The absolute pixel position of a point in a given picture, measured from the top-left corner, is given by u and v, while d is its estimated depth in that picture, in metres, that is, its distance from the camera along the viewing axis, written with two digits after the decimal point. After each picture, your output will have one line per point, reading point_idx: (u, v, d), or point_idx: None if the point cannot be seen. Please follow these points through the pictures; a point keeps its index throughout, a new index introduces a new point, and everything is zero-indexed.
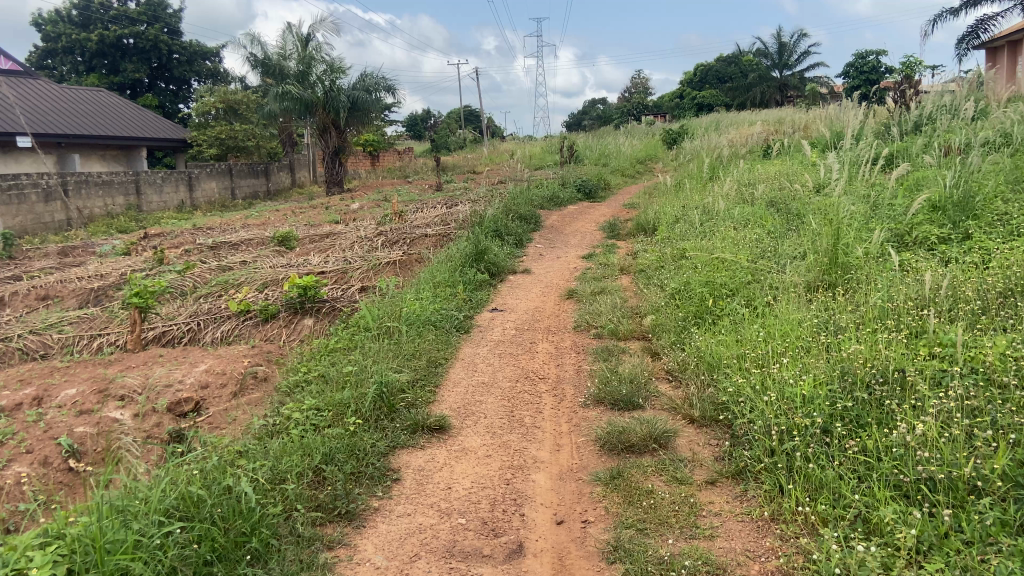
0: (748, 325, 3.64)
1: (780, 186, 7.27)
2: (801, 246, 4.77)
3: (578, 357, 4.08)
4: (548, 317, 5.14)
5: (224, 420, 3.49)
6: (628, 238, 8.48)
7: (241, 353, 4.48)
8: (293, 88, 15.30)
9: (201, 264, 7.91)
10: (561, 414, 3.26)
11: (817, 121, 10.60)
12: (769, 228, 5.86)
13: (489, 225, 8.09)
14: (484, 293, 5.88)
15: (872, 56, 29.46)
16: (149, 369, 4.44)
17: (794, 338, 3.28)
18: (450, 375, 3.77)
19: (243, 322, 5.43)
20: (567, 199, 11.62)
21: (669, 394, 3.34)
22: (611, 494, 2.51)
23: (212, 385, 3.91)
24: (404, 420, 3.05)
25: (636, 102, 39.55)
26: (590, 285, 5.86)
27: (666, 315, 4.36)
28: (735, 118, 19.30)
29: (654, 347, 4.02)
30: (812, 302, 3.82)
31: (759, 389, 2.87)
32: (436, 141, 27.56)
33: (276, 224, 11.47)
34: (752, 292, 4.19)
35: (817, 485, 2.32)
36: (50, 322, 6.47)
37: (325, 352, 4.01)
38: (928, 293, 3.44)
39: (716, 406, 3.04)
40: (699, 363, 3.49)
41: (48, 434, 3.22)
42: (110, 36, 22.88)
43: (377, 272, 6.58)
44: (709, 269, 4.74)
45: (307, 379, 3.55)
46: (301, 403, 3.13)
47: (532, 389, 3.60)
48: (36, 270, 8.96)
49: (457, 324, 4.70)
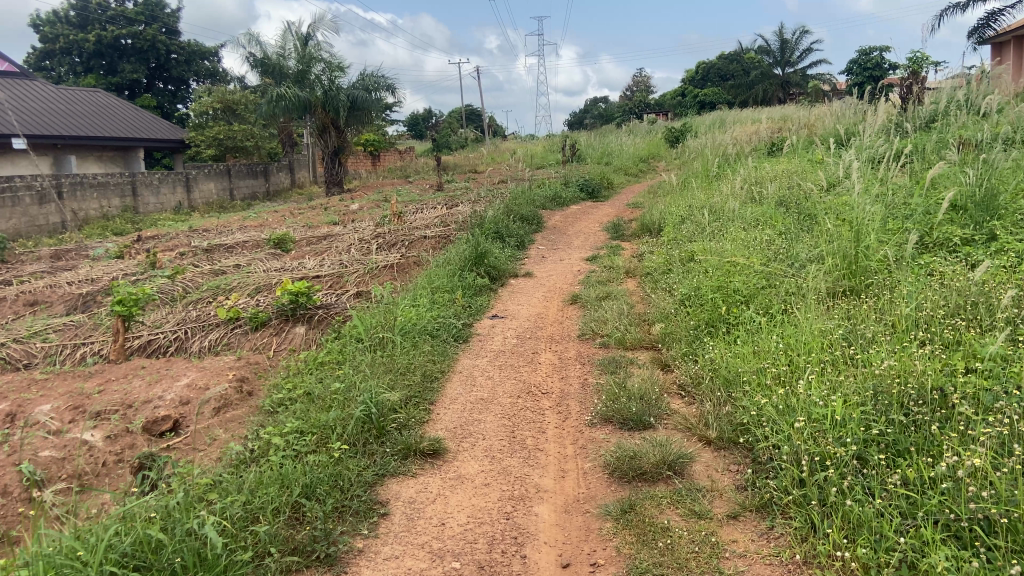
0: (765, 336, 3.39)
1: (789, 185, 7.02)
2: (817, 247, 4.50)
3: (584, 369, 3.83)
4: (551, 324, 4.89)
5: (203, 440, 3.25)
6: (633, 239, 8.23)
7: (227, 365, 4.23)
8: (289, 89, 15.04)
9: (193, 268, 7.68)
10: (565, 435, 3.01)
11: (825, 116, 10.34)
12: (782, 229, 5.60)
13: (490, 226, 7.85)
14: (484, 298, 5.63)
15: (876, 52, 29.08)
16: (129, 382, 4.20)
17: (818, 351, 3.02)
18: (446, 391, 3.52)
19: (232, 330, 5.18)
20: (570, 199, 11.36)
21: (683, 412, 3.08)
22: (622, 532, 2.25)
23: (193, 402, 3.67)
24: (395, 445, 2.79)
25: (638, 100, 39.28)
26: (594, 289, 5.62)
27: (677, 323, 4.10)
28: (740, 115, 19.03)
29: (664, 359, 3.77)
30: (833, 309, 3.56)
31: (782, 411, 2.62)
32: (438, 141, 27.36)
33: (273, 225, 11.24)
34: (768, 299, 3.93)
35: (855, 525, 2.07)
36: (35, 329, 6.22)
37: (314, 367, 3.76)
38: (958, 299, 3.18)
39: (735, 427, 2.80)
40: (714, 378, 3.23)
41: (12, 459, 2.99)
42: (107, 36, 22.64)
43: (374, 276, 6.32)
44: (720, 273, 4.48)
45: (292, 398, 3.31)
46: (284, 425, 2.89)
47: (534, 406, 3.35)
48: (27, 273, 8.74)
49: (455, 333, 4.45)
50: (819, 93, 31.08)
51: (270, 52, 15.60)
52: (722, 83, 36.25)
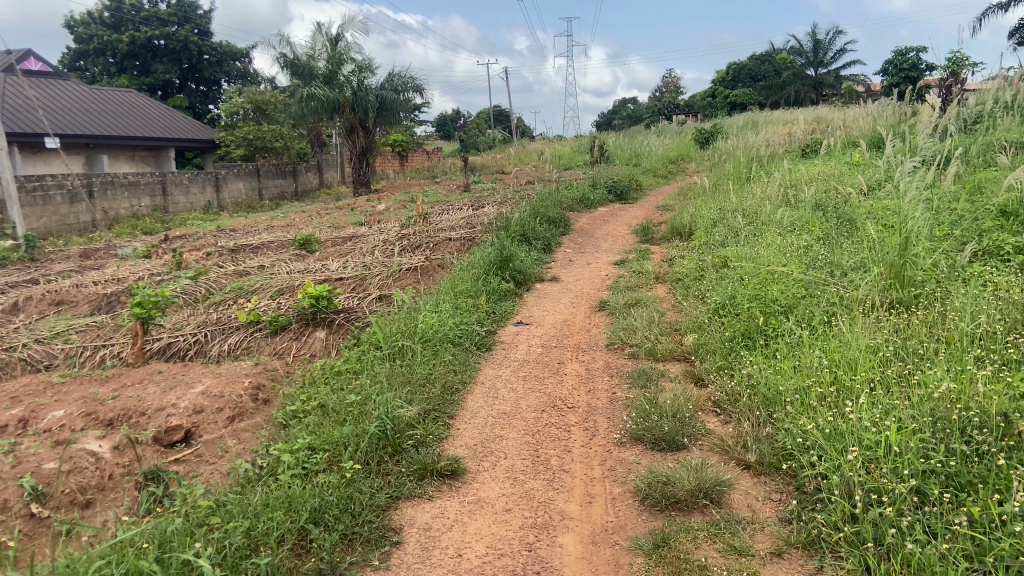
0: (806, 351, 3.17)
1: (827, 188, 6.77)
2: (861, 255, 4.26)
3: (612, 381, 3.64)
4: (578, 331, 4.71)
5: (214, 453, 3.15)
6: (662, 243, 8.01)
7: (244, 372, 4.12)
8: (318, 90, 15.01)
9: (217, 268, 7.60)
10: (592, 454, 2.83)
11: (862, 117, 10.03)
12: (820, 235, 5.37)
13: (516, 229, 7.69)
14: (509, 304, 5.45)
15: (914, 52, 28.34)
16: (144, 388, 4.09)
17: (866, 369, 2.81)
18: (467, 404, 3.35)
19: (251, 334, 5.06)
20: (598, 201, 11.16)
21: (719, 432, 2.88)
22: (654, 569, 2.07)
23: (207, 410, 3.57)
24: (411, 464, 2.63)
25: (669, 101, 38.89)
26: (623, 294, 5.42)
27: (711, 334, 3.89)
28: (772, 116, 18.69)
29: (698, 372, 3.56)
30: (880, 321, 3.33)
31: (831, 436, 2.41)
32: (466, 142, 27.39)
33: (299, 226, 11.18)
34: (809, 309, 3.70)
35: (916, 570, 1.86)
36: (57, 330, 6.17)
37: (330, 376, 3.62)
38: (1017, 315, 2.94)
39: (778, 450, 2.60)
40: (751, 396, 3.03)
41: (16, 472, 2.89)
42: (141, 36, 22.86)
43: (398, 279, 6.19)
44: (757, 280, 4.27)
45: (306, 409, 3.17)
46: (295, 439, 2.75)
47: (559, 422, 3.17)
48: (55, 273, 8.74)
49: (478, 341, 4.28)
50: (853, 94, 30.40)
51: (300, 53, 15.57)
52: (754, 84, 35.72)
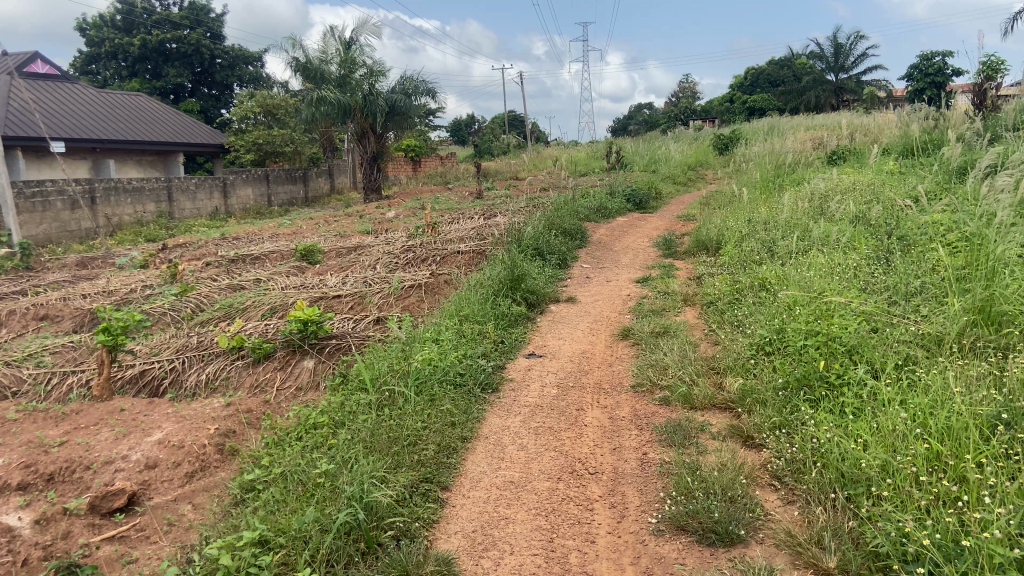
0: (883, 409, 2.55)
1: (871, 200, 6.13)
2: (930, 283, 3.61)
3: (641, 437, 3.04)
4: (598, 366, 4.11)
5: (158, 530, 2.58)
6: (687, 257, 7.40)
7: (212, 414, 3.55)
8: (329, 94, 14.47)
9: (209, 282, 7.04)
10: (621, 547, 2.24)
11: (899, 123, 9.37)
12: (871, 255, 4.73)
13: (529, 242, 7.09)
14: (520, 331, 4.86)
15: (941, 56, 27.39)
16: (97, 433, 3.52)
17: (972, 443, 2.18)
18: (467, 469, 2.77)
19: (233, 362, 4.46)
20: (616, 210, 10.57)
21: (786, 519, 2.27)
22: None
23: (161, 465, 3.02)
24: (390, 565, 2.07)
25: (686, 106, 38.19)
26: (649, 320, 4.82)
27: (761, 379, 3.28)
28: (795, 121, 18.05)
29: (745, 430, 2.95)
30: (976, 369, 2.68)
31: (944, 548, 1.83)
32: (481, 147, 26.90)
33: (305, 234, 10.63)
34: (880, 349, 3.07)
35: None
36: (31, 352, 5.61)
37: (305, 432, 3.04)
38: None
39: (870, 557, 2.00)
40: (821, 470, 2.43)
41: None
42: (152, 40, 22.51)
43: (399, 299, 5.61)
44: (810, 309, 3.63)
45: (268, 481, 2.60)
46: (247, 529, 2.21)
47: (579, 494, 2.58)
48: (46, 284, 8.22)
49: (484, 381, 3.70)
50: (875, 100, 29.62)
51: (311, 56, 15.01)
52: (772, 90, 34.83)
